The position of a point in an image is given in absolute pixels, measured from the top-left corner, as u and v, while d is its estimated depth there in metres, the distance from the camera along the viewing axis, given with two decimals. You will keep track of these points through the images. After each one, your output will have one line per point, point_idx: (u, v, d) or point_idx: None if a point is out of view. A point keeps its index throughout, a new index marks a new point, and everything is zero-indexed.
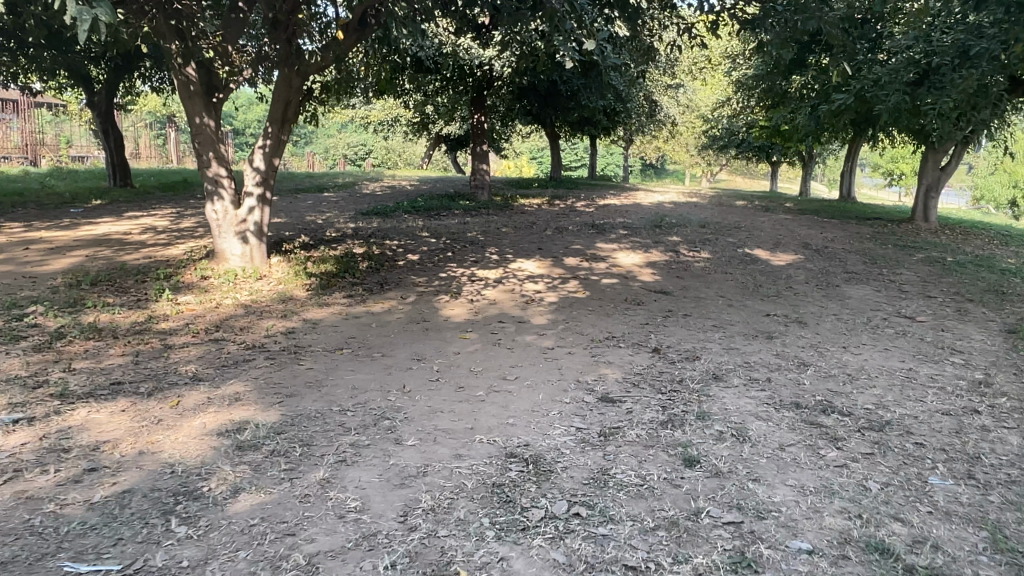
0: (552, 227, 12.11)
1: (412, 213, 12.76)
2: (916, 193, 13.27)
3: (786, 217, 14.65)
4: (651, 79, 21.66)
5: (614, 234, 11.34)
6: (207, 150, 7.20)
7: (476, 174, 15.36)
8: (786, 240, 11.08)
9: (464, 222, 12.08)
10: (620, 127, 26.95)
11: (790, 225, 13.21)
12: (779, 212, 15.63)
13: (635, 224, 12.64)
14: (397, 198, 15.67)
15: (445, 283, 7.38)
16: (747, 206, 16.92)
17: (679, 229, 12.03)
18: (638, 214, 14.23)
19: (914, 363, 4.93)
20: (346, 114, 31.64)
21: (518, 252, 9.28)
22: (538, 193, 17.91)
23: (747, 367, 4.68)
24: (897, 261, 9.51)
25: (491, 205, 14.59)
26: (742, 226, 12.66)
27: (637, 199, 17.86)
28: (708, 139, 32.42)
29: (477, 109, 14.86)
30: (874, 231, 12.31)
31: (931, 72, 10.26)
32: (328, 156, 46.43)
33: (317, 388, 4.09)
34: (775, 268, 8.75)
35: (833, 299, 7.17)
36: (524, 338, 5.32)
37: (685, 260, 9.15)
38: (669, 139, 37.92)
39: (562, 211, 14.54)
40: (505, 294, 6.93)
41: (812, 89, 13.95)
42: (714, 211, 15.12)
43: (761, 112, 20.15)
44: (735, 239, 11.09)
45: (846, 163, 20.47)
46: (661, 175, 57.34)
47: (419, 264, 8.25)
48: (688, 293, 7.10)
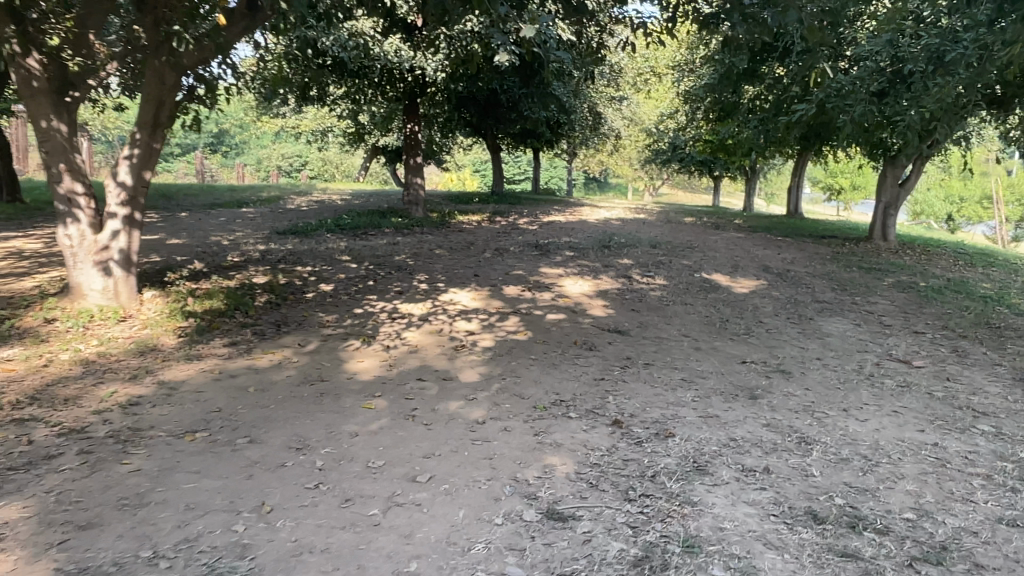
0: (492, 248, 10.95)
1: (336, 233, 11.41)
2: (874, 210, 12.62)
3: (740, 236, 13.85)
4: (595, 89, 20.79)
5: (558, 256, 10.26)
6: (56, 161, 5.80)
7: (409, 188, 14.07)
8: (744, 262, 10.19)
9: (393, 243, 10.81)
10: (563, 139, 26.08)
11: (745, 244, 12.37)
12: (731, 230, 14.84)
13: (582, 244, 11.60)
14: (323, 214, 14.28)
15: (357, 322, 6.12)
16: (697, 223, 16.14)
17: (629, 250, 11.03)
18: (585, 233, 13.20)
19: (937, 434, 3.91)
20: (277, 123, 29.98)
21: (450, 280, 8.09)
22: (478, 209, 16.75)
23: (733, 446, 3.59)
24: (867, 286, 8.69)
25: (425, 222, 13.36)
26: (695, 246, 11.74)
27: (582, 215, 16.88)
28: (653, 153, 31.93)
29: (409, 117, 13.62)
30: (833, 251, 11.57)
31: (896, 81, 9.52)
32: (260, 168, 44.29)
33: (132, 511, 2.80)
34: (740, 297, 7.78)
35: (811, 337, 6.20)
36: (447, 406, 4.11)
37: (639, 287, 8.11)
38: (613, 152, 37.43)
39: (503, 229, 13.40)
40: (429, 336, 5.72)
41: (765, 100, 13.21)
42: (664, 229, 14.22)
43: (708, 126, 19.48)
44: (691, 261, 10.15)
45: (793, 179, 19.94)
46: (604, 188, 56.94)
47: (331, 297, 6.96)
48: (646, 333, 6.02)
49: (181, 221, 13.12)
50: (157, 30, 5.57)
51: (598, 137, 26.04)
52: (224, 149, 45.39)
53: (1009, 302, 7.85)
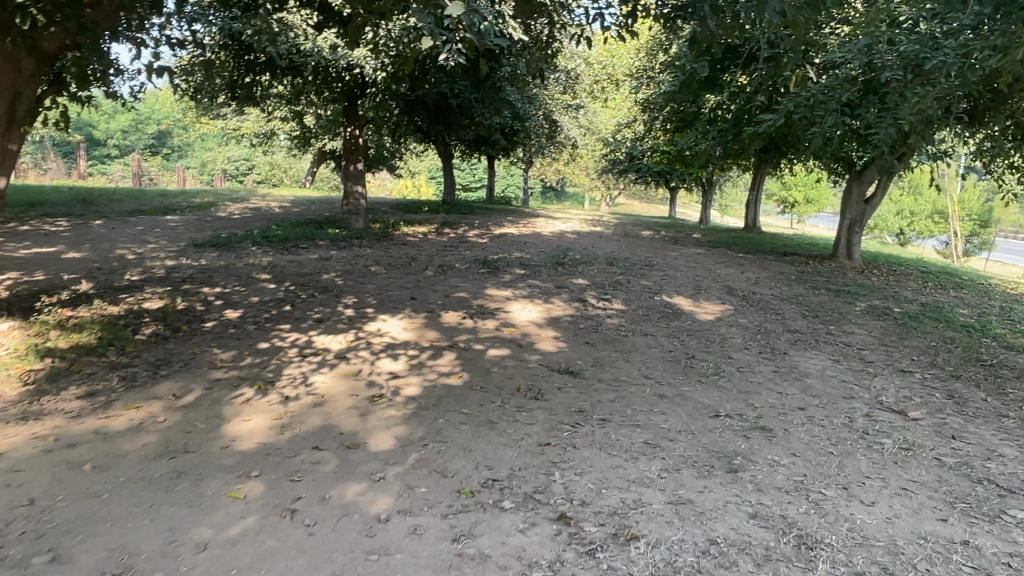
0: (435, 264, 9.98)
1: (262, 246, 10.32)
2: (839, 227, 12.08)
3: (700, 252, 13.15)
4: (550, 96, 19.99)
5: (507, 275, 9.36)
6: None
7: (348, 197, 12.99)
8: (706, 283, 9.48)
9: (325, 258, 9.77)
10: (519, 147, 25.33)
11: (707, 262, 11.66)
12: (691, 246, 14.14)
13: (534, 261, 10.73)
14: (254, 224, 13.12)
15: (258, 361, 5.11)
16: (654, 237, 15.48)
17: (585, 268, 10.19)
18: (538, 247, 12.33)
19: (963, 527, 3.12)
20: (219, 125, 28.57)
21: (382, 304, 7.11)
22: (426, 220, 15.77)
23: (714, 556, 2.73)
24: (839, 313, 8.03)
25: (366, 234, 12.36)
26: (654, 264, 10.98)
27: (536, 227, 16.03)
28: (609, 162, 31.43)
29: (350, 121, 12.64)
30: (799, 270, 10.95)
31: (870, 93, 8.96)
32: (204, 171, 42.43)
33: None
34: (705, 326, 6.99)
35: (789, 378, 5.42)
36: (344, 490, 3.15)
37: (594, 313, 7.27)
38: (569, 161, 36.88)
39: (451, 243, 12.46)
40: (342, 380, 4.75)
41: (726, 110, 12.61)
42: (621, 244, 13.44)
43: (665, 136, 18.87)
44: (650, 281, 9.36)
45: (751, 192, 19.46)
46: (561, 198, 56.38)
47: (235, 327, 5.93)
48: (602, 374, 5.16)
49: (92, 230, 11.83)
50: (4, 1, 4.22)
51: (554, 145, 25.28)
52: (166, 151, 43.36)
53: (993, 332, 7.26)
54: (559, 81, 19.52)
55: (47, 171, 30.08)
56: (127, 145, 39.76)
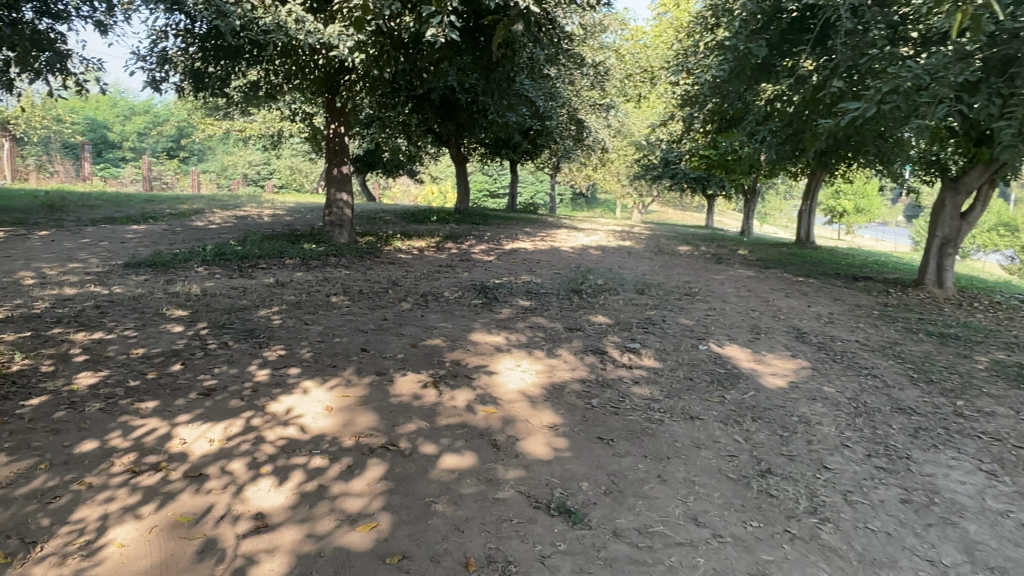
0: (418, 292, 7.93)
1: (210, 267, 8.40)
2: (925, 248, 9.75)
3: (749, 274, 10.93)
4: (575, 93, 17.93)
5: (505, 309, 7.27)
6: None
7: (331, 207, 10.84)
8: (764, 323, 7.31)
9: (280, 284, 7.80)
10: (544, 150, 23.27)
11: (761, 289, 9.44)
12: (738, 266, 11.90)
13: (545, 287, 8.63)
14: (223, 236, 11.25)
15: (48, 485, 3.10)
16: (693, 254, 13.31)
17: (608, 300, 8.05)
18: (554, 268, 10.19)
19: None
20: (227, 127, 27.09)
21: (316, 358, 5.09)
22: (429, 232, 13.78)
23: None
24: (958, 374, 5.79)
25: (349, 248, 10.40)
26: (696, 292, 8.80)
27: (556, 240, 13.94)
28: (642, 168, 29.27)
29: (333, 115, 10.73)
30: (879, 304, 8.70)
31: (993, 75, 6.73)
32: (222, 175, 41.24)
33: None
34: (777, 402, 4.82)
35: (935, 526, 3.25)
36: None
37: (615, 376, 5.14)
38: (599, 167, 34.79)
39: (448, 261, 10.41)
40: (163, 538, 2.72)
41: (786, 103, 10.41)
42: (654, 264, 11.27)
43: (705, 138, 16.65)
44: (692, 319, 7.20)
45: (803, 202, 17.12)
46: (591, 205, 54.23)
47: (68, 407, 3.95)
48: (619, 518, 3.05)
49: (27, 242, 10.05)
50: None
51: (581, 148, 23.22)
52: (184, 154, 42.29)
53: None
54: (585, 75, 17.45)
55: (54, 173, 28.96)
56: (144, 147, 38.74)
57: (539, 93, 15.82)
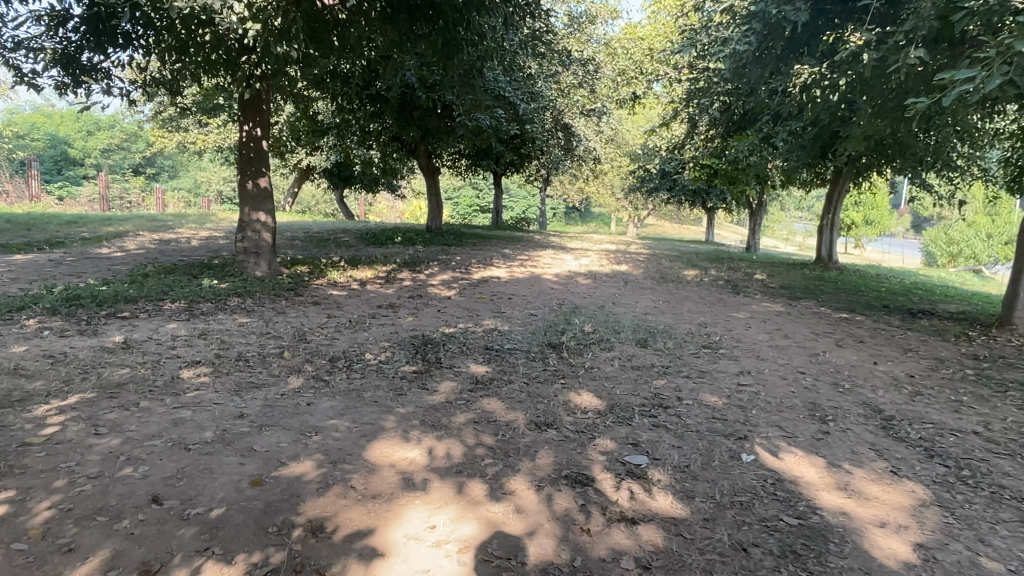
0: (325, 353, 5.55)
1: (44, 318, 6.04)
2: (1012, 276, 7.43)
3: (778, 309, 8.59)
4: (561, 94, 15.76)
5: (444, 383, 4.90)
6: None
7: (244, 230, 8.47)
8: (826, 400, 4.97)
9: (126, 345, 5.45)
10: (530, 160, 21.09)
11: (800, 334, 7.09)
12: (759, 296, 9.58)
13: (511, 340, 6.26)
14: (112, 268, 8.92)
15: None
16: (703, 280, 11.00)
17: (596, 359, 5.70)
18: (529, 305, 7.83)
19: None
20: (184, 140, 24.78)
21: (48, 529, 2.74)
22: (385, 257, 11.46)
23: None
24: None
25: (266, 282, 8.07)
26: (715, 343, 6.46)
27: (538, 264, 11.62)
28: (638, 179, 27.11)
29: (249, 112, 8.48)
30: (967, 357, 6.39)
31: None
32: (195, 193, 38.95)
33: None
34: None
35: None
36: None
37: (604, 550, 2.79)
38: (591, 180, 32.65)
39: (392, 298, 8.05)
40: None
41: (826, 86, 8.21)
42: (657, 296, 8.93)
43: (709, 143, 14.47)
44: (722, 398, 4.85)
45: (825, 216, 14.86)
46: (585, 219, 52.13)
47: None
48: None
49: None
50: None
51: (570, 158, 21.02)
52: (153, 171, 39.99)
53: None
54: (571, 73, 15.29)
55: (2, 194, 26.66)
56: (109, 164, 36.61)
57: (516, 91, 13.65)
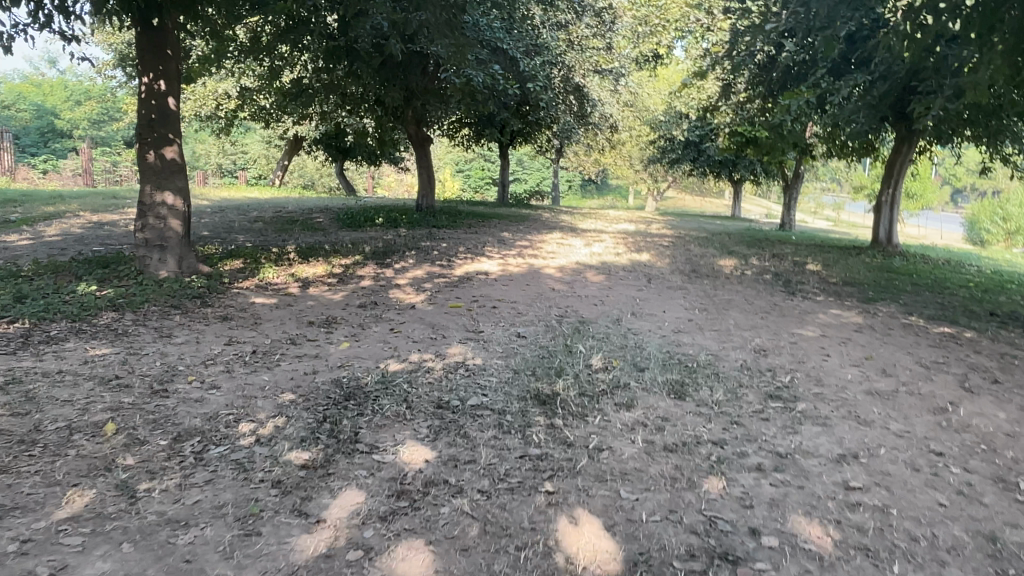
0: (175, 424, 3.51)
1: None
2: None
3: (854, 320, 6.42)
4: (573, 48, 13.48)
5: (340, 498, 2.82)
6: None
7: (144, 217, 6.43)
8: (1010, 527, 2.84)
9: None
10: (539, 127, 18.82)
11: (902, 367, 4.95)
12: (822, 299, 7.40)
13: (481, 387, 4.17)
14: None
15: None
16: (746, 273, 8.82)
17: (607, 428, 3.61)
18: (518, 321, 5.73)
19: None
20: None
21: None
22: (352, 245, 9.37)
23: None
24: None
25: (167, 287, 6.03)
26: (787, 391, 4.31)
27: (540, 253, 9.51)
28: (660, 148, 24.71)
29: (148, 61, 6.40)
30: None
31: None
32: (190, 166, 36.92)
33: None
34: None
35: None
36: None
37: None
38: (608, 150, 30.29)
39: (333, 308, 5.98)
40: None
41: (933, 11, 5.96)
42: (691, 300, 6.79)
43: (746, 106, 12.21)
44: (827, 531, 2.74)
45: (884, 189, 12.53)
46: (603, 191, 49.68)
47: None
48: None
49: None
50: None
51: (582, 126, 18.76)
52: None
53: None
54: (585, 22, 13.02)
55: None
56: (99, 136, 34.64)
57: (517, 43, 11.49)
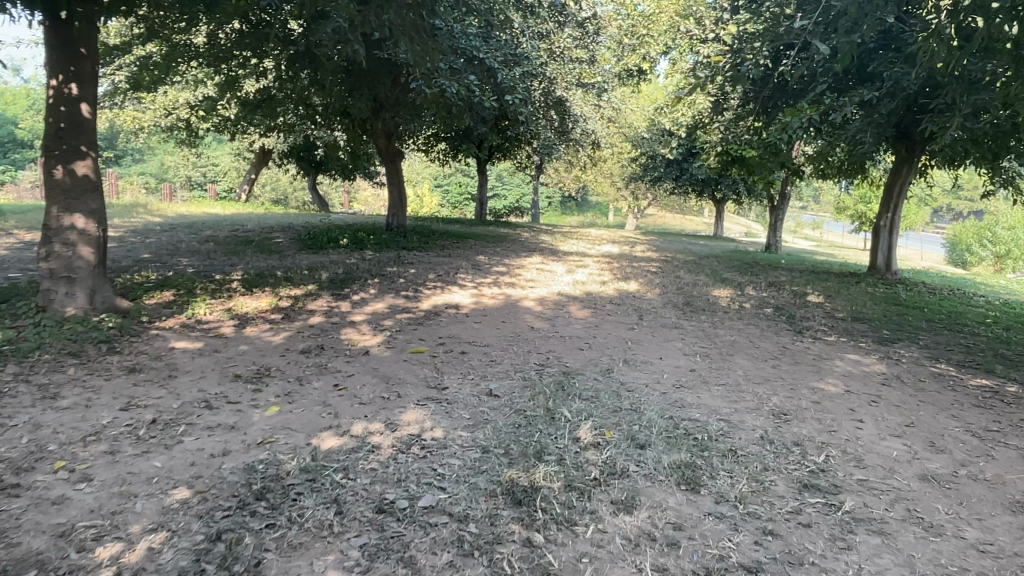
0: (10, 547, 2.55)
1: None
2: None
3: (878, 368, 5.58)
4: (555, 60, 12.65)
5: None
6: None
7: (49, 243, 5.42)
8: None
9: None
10: (519, 142, 17.99)
11: (952, 439, 4.10)
12: (835, 340, 6.57)
13: (438, 476, 3.24)
14: None
15: None
16: (744, 306, 7.98)
17: (604, 548, 2.69)
18: (490, 373, 4.79)
19: None
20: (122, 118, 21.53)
21: None
22: (308, 271, 8.39)
23: None
24: None
25: (69, 328, 5.02)
26: (825, 479, 3.43)
27: (518, 281, 8.61)
28: (644, 165, 24.01)
29: (57, 59, 5.39)
30: None
31: None
32: (158, 178, 35.60)
33: None
34: None
35: None
36: None
37: None
38: (590, 166, 29.60)
39: (269, 355, 5.01)
40: None
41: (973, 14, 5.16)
42: (690, 343, 5.92)
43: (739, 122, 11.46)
44: None
45: (882, 213, 11.78)
46: (583, 207, 49.01)
47: None
48: None
49: None
50: None
51: (564, 142, 17.95)
52: (113, 153, 36.55)
53: None
54: (568, 33, 12.22)
55: None
56: None
57: (495, 52, 10.64)
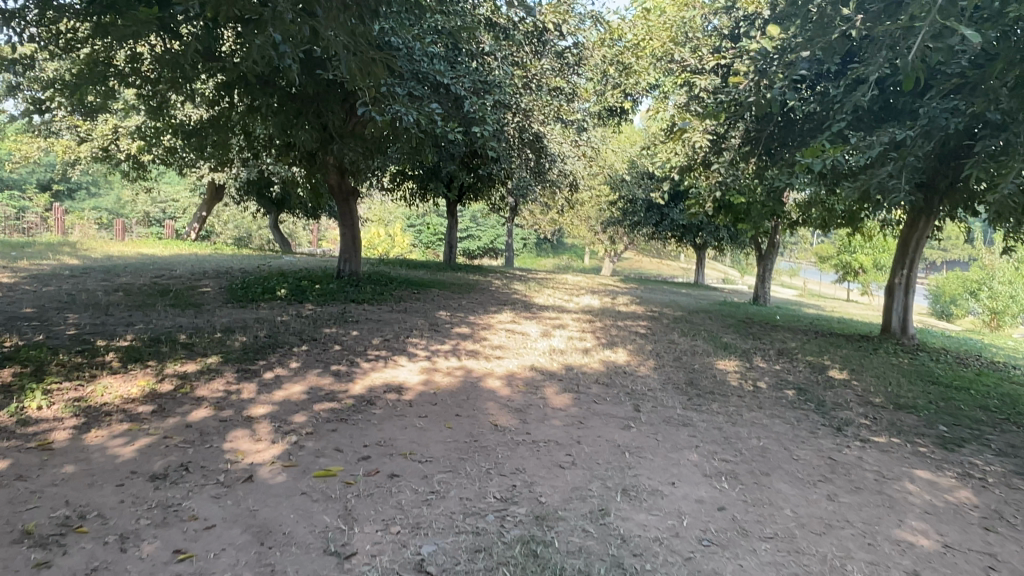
0: None
1: None
2: None
3: (967, 499, 4.09)
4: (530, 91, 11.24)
5: None
6: None
7: None
8: None
9: None
10: (493, 182, 16.64)
11: None
12: (886, 444, 5.08)
13: None
14: None
15: None
16: (761, 386, 6.50)
17: None
18: (426, 521, 3.18)
19: None
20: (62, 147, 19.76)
21: None
22: (220, 334, 6.74)
23: None
24: None
25: None
26: None
27: (484, 348, 7.06)
28: (625, 208, 22.83)
29: None
30: None
31: None
32: (114, 213, 33.68)
33: None
34: None
35: None
36: None
37: None
38: (568, 209, 28.45)
39: (99, 487, 3.35)
40: None
41: None
42: (707, 453, 4.36)
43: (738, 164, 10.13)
44: None
45: (895, 271, 10.55)
46: (559, 249, 47.87)
47: None
48: None
49: None
50: None
51: (540, 182, 16.61)
52: (66, 186, 34.61)
53: None
54: (545, 62, 10.90)
55: None
56: (10, 179, 31.28)
57: (462, 78, 9.21)
